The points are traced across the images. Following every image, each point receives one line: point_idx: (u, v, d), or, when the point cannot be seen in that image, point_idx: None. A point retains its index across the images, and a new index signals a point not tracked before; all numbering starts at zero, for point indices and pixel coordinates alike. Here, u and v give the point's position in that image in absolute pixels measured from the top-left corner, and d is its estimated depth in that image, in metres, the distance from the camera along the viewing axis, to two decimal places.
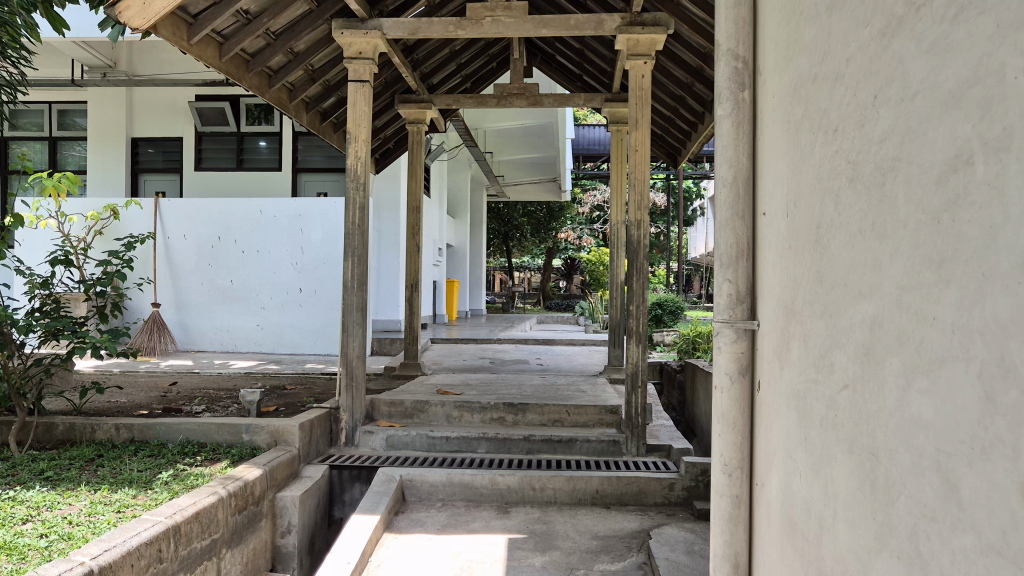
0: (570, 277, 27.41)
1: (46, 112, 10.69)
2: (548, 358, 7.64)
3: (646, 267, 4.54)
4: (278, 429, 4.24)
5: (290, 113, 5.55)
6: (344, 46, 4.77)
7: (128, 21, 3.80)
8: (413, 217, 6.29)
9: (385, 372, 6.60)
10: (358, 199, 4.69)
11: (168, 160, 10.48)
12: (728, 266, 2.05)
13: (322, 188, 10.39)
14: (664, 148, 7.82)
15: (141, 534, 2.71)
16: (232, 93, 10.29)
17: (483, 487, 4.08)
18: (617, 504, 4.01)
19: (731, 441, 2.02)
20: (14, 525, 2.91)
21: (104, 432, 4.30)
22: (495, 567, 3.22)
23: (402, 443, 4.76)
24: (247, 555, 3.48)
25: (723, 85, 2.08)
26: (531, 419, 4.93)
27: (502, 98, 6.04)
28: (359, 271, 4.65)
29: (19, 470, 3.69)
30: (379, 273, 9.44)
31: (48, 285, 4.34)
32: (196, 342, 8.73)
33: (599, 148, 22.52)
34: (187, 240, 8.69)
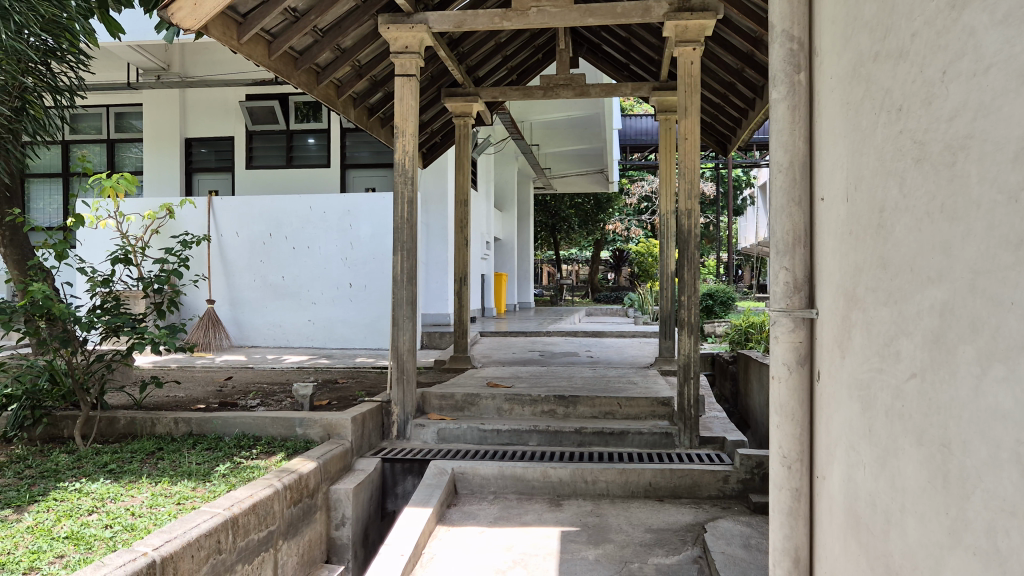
0: (619, 268, 27.23)
1: (104, 116, 11.00)
2: (598, 350, 7.59)
3: (698, 257, 4.46)
4: (331, 423, 4.28)
5: (339, 109, 5.60)
6: (391, 40, 4.78)
7: (179, 22, 3.85)
8: (461, 211, 6.30)
9: (435, 365, 6.64)
10: (407, 193, 4.70)
11: (221, 160, 10.67)
12: (784, 254, 2.00)
13: (370, 184, 10.47)
14: (712, 136, 7.70)
15: (200, 526, 2.77)
16: (281, 92, 10.42)
17: (534, 479, 4.07)
18: (670, 496, 3.97)
19: (789, 432, 1.98)
20: (80, 516, 2.99)
21: (163, 426, 4.39)
22: (548, 561, 3.20)
23: (453, 436, 4.78)
24: (303, 547, 3.52)
25: (778, 67, 2.02)
26: (582, 411, 4.90)
27: (548, 90, 6.00)
28: (408, 266, 4.68)
29: (84, 463, 3.80)
30: (428, 267, 9.50)
31: (109, 282, 4.45)
32: (250, 337, 8.90)
33: (645, 138, 22.37)
34: (240, 238, 8.84)
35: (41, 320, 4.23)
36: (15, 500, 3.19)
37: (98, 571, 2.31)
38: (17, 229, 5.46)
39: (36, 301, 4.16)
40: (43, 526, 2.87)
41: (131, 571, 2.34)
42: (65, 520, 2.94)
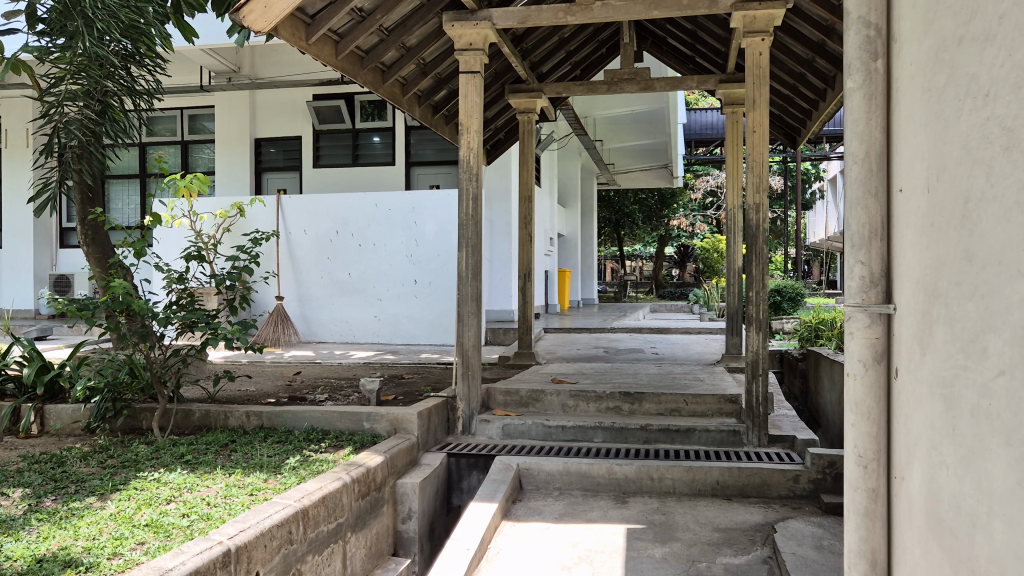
0: (684, 264, 26.90)
1: (178, 118, 11.36)
2: (664, 347, 7.51)
3: (767, 251, 4.37)
4: (397, 418, 4.33)
5: (403, 107, 5.66)
6: (455, 38, 4.80)
7: (251, 25, 3.94)
8: (525, 207, 6.30)
9: (500, 361, 6.65)
10: (472, 189, 4.72)
11: (289, 159, 10.90)
12: (860, 248, 1.95)
13: (435, 181, 10.55)
14: (781, 128, 7.55)
15: (273, 516, 2.84)
16: (347, 91, 10.57)
17: (600, 476, 4.05)
18: (739, 496, 3.91)
19: (865, 431, 1.92)
20: (159, 505, 3.10)
21: (237, 419, 4.51)
22: (614, 558, 3.18)
23: (517, 432, 4.79)
24: (371, 539, 3.58)
25: (854, 54, 1.96)
26: (647, 408, 4.85)
27: (613, 84, 5.96)
28: (473, 261, 4.70)
29: (162, 453, 3.93)
30: (492, 264, 9.54)
31: (184, 279, 4.57)
32: (318, 333, 9.08)
33: (710, 132, 22.05)
34: (308, 236, 9.00)
35: (121, 315, 4.39)
36: (98, 489, 3.32)
37: (177, 558, 2.40)
38: (99, 228, 5.68)
39: (117, 298, 4.31)
40: (125, 513, 2.97)
41: (208, 559, 2.42)
42: (145, 508, 3.05)
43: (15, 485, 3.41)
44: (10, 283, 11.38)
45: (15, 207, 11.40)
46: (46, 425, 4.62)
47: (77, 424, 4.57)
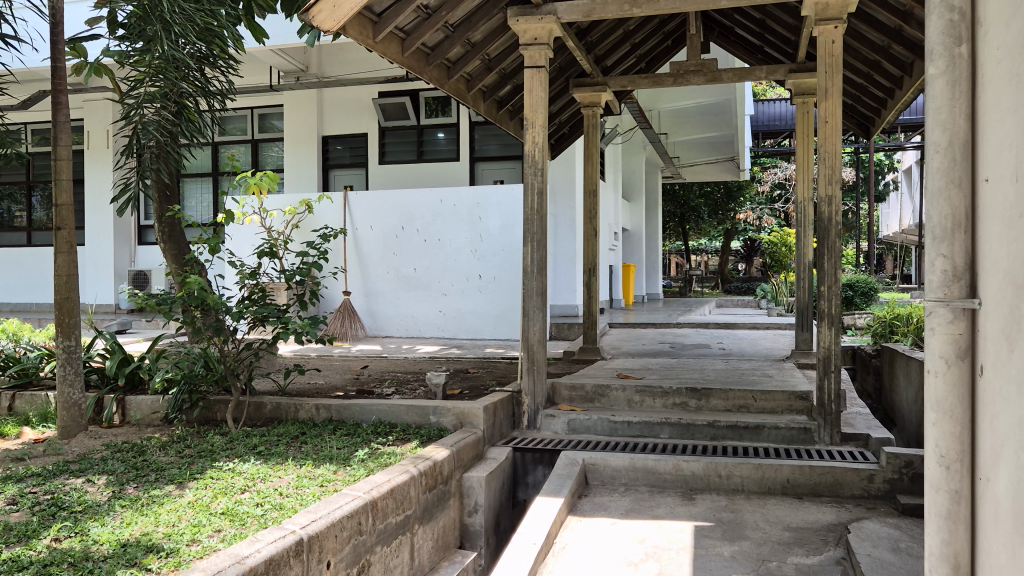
0: (750, 258, 26.43)
1: (248, 117, 11.65)
2: (731, 342, 7.39)
3: (840, 245, 4.25)
4: (463, 412, 4.37)
5: (469, 103, 5.69)
6: (520, 33, 4.79)
7: (320, 25, 4.00)
8: (590, 201, 6.27)
9: (565, 356, 6.65)
10: (537, 184, 4.73)
11: (355, 155, 11.07)
12: (942, 240, 1.88)
13: (498, 176, 10.59)
14: (854, 119, 7.36)
15: (343, 507, 2.89)
16: (412, 88, 10.67)
17: (667, 472, 4.02)
18: (810, 495, 3.82)
19: (948, 430, 1.86)
20: (234, 494, 3.18)
21: (306, 411, 4.60)
22: (682, 555, 3.16)
23: (583, 427, 4.78)
24: (438, 531, 3.62)
25: (936, 39, 1.88)
26: (715, 404, 4.79)
27: (678, 76, 5.88)
28: (538, 256, 4.70)
29: (236, 444, 4.04)
30: (556, 259, 9.53)
31: (256, 274, 4.67)
32: (384, 328, 9.20)
33: (779, 123, 21.58)
34: (374, 231, 9.13)
35: (197, 310, 4.52)
36: (176, 477, 3.44)
37: (253, 545, 2.46)
38: (175, 224, 5.87)
39: (193, 293, 4.45)
40: (202, 502, 3.07)
41: (282, 547, 2.48)
42: (222, 497, 3.14)
43: (100, 472, 3.55)
44: (92, 279, 11.84)
45: (97, 206, 11.86)
46: (127, 415, 4.79)
47: (156, 415, 4.73)
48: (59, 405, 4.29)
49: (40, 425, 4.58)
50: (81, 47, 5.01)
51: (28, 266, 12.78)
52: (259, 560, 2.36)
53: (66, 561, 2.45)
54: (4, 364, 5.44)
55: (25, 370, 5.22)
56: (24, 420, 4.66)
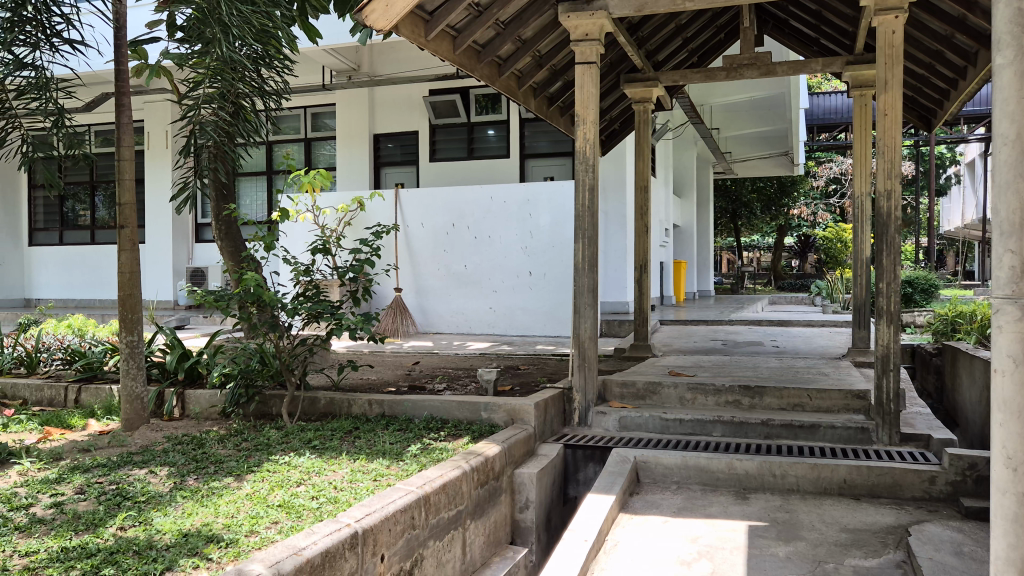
0: (804, 255, 25.95)
1: (301, 116, 11.83)
2: (785, 340, 7.28)
3: (899, 240, 4.15)
4: (514, 409, 4.37)
5: (520, 100, 5.69)
6: (571, 29, 4.78)
7: (372, 24, 4.04)
8: (641, 198, 6.24)
9: (615, 353, 6.62)
10: (588, 180, 4.72)
11: (406, 153, 11.17)
12: (1010, 235, 1.82)
13: (549, 172, 10.61)
14: (915, 111, 7.17)
15: (397, 502, 2.92)
16: (462, 86, 10.71)
17: (719, 471, 3.98)
18: (868, 496, 3.74)
19: (1015, 431, 1.80)
20: (290, 487, 3.24)
21: (359, 407, 4.66)
22: (736, 554, 3.12)
23: (634, 425, 4.76)
24: (490, 527, 3.64)
25: (1004, 29, 1.82)
26: (769, 403, 4.73)
27: (732, 70, 5.81)
28: (590, 253, 4.69)
29: (291, 438, 4.12)
30: (607, 255, 9.49)
31: (310, 271, 4.74)
32: (435, 324, 9.27)
33: (834, 117, 21.16)
34: (425, 228, 9.20)
35: (253, 306, 4.61)
36: (235, 470, 3.52)
37: (309, 537, 2.51)
38: (232, 222, 6.01)
39: (249, 290, 4.53)
40: (260, 494, 3.13)
41: (338, 540, 2.52)
42: (278, 490, 3.20)
43: (161, 464, 3.65)
44: (152, 276, 12.16)
45: (157, 205, 12.17)
46: (187, 409, 4.92)
47: (214, 409, 4.84)
48: (123, 398, 4.42)
49: (104, 417, 4.72)
50: (143, 50, 5.12)
51: (92, 264, 13.18)
52: (316, 552, 2.40)
53: (131, 549, 2.52)
54: (70, 358, 5.62)
55: (91, 364, 5.39)
56: (89, 412, 4.81)
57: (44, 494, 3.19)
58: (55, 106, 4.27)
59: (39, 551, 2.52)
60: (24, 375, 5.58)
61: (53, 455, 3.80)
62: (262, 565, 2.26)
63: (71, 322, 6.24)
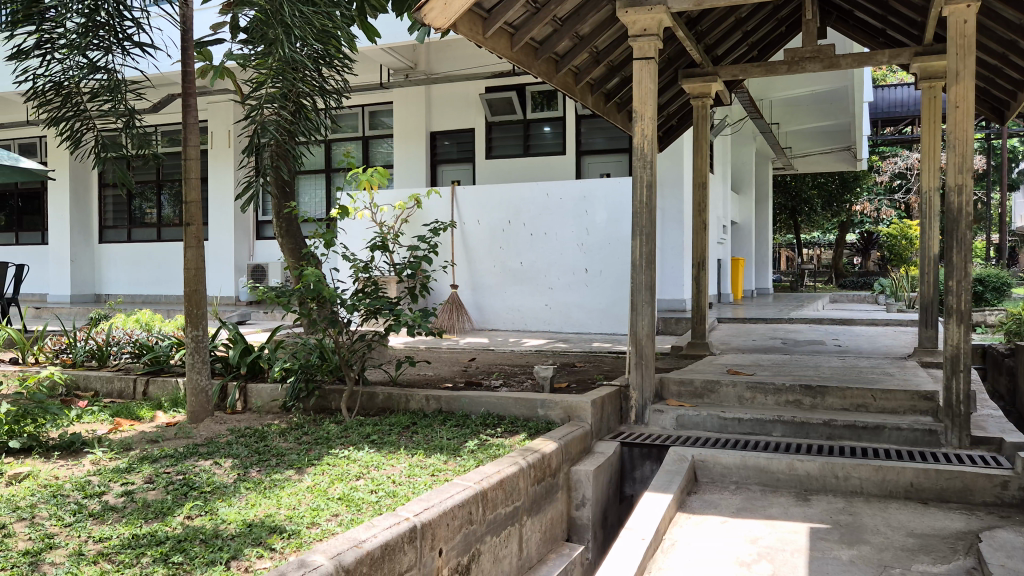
0: (867, 252, 25.35)
1: (360, 115, 11.99)
2: (848, 338, 7.13)
3: (971, 237, 4.02)
4: (571, 406, 4.36)
5: (577, 97, 5.67)
6: (629, 24, 4.74)
7: (431, 22, 4.07)
8: (699, 194, 6.16)
9: (672, 351, 6.57)
10: (646, 177, 4.68)
11: (462, 151, 11.23)
12: None
13: (605, 169, 10.56)
14: (987, 102, 6.93)
15: (455, 496, 2.95)
16: (518, 83, 10.72)
17: (780, 472, 3.92)
18: (936, 500, 3.64)
19: None
20: (350, 480, 3.29)
21: (417, 402, 4.71)
22: (797, 556, 3.07)
23: (692, 424, 4.71)
24: (546, 523, 3.65)
25: None
26: (831, 403, 4.63)
27: (793, 64, 5.69)
28: (647, 250, 4.65)
29: (350, 432, 4.18)
30: (664, 252, 9.40)
31: (369, 267, 4.79)
32: (491, 321, 9.31)
33: (899, 110, 20.65)
34: (481, 226, 9.24)
35: (313, 302, 4.68)
36: (296, 462, 3.58)
37: (369, 530, 2.54)
38: (292, 220, 6.12)
39: (310, 286, 4.61)
40: (320, 487, 3.19)
41: (397, 533, 2.55)
42: (338, 483, 3.25)
43: (225, 456, 3.74)
44: (215, 272, 12.47)
45: (220, 203, 12.47)
46: (249, 402, 5.02)
47: (275, 403, 4.93)
48: (189, 391, 4.54)
49: (171, 410, 4.86)
50: (208, 52, 5.25)
51: (158, 261, 13.55)
52: (376, 545, 2.43)
53: (198, 538, 2.60)
54: (139, 351, 5.80)
55: (158, 357, 5.56)
56: (157, 404, 4.96)
57: (116, 482, 3.29)
58: (126, 108, 4.42)
59: (112, 537, 2.61)
60: (96, 368, 5.78)
61: (123, 445, 3.93)
62: (323, 556, 2.30)
63: (139, 317, 6.42)
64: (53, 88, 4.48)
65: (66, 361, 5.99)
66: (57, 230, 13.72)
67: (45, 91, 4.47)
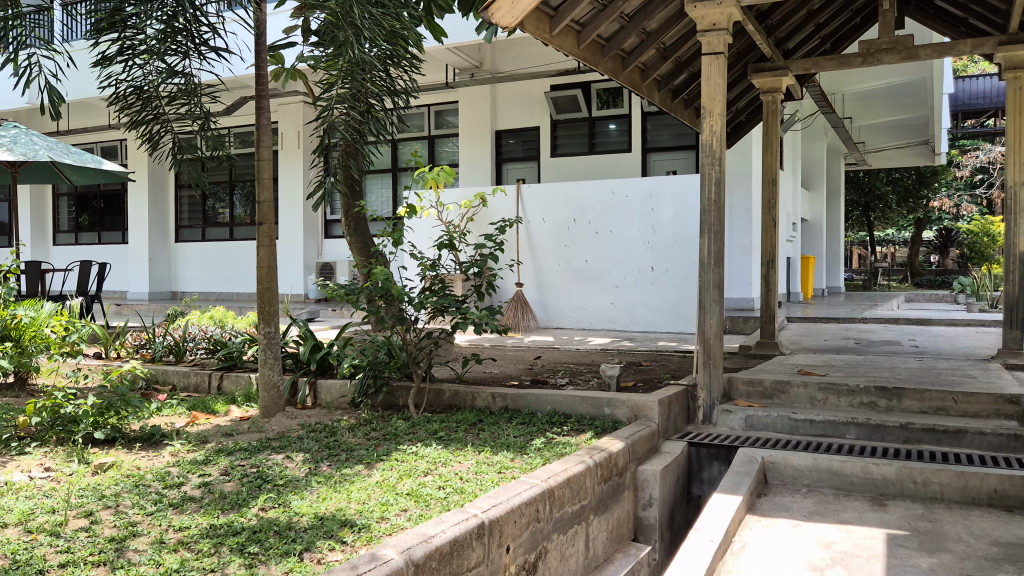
0: (946, 249, 24.49)
1: (426, 114, 12.12)
2: (925, 339, 6.92)
3: None
4: (638, 405, 4.33)
5: (644, 94, 5.63)
6: (698, 19, 4.68)
7: (498, 21, 4.08)
8: (769, 191, 6.05)
9: (741, 351, 6.46)
10: (715, 174, 4.61)
11: (528, 149, 11.26)
12: None
13: (672, 166, 10.46)
14: None
15: (522, 494, 2.95)
16: (584, 80, 10.68)
17: (854, 475, 3.82)
18: (1022, 509, 3.49)
19: None
20: (418, 476, 3.33)
21: (483, 399, 4.74)
22: (873, 563, 2.99)
23: (761, 425, 4.62)
24: (613, 523, 3.63)
25: None
26: (908, 405, 4.49)
27: (869, 56, 5.54)
28: (716, 247, 4.58)
29: (418, 429, 4.23)
30: (731, 250, 9.26)
31: (436, 266, 4.83)
32: (556, 319, 9.29)
33: (982, 101, 19.89)
34: (547, 224, 9.23)
35: (381, 300, 4.74)
36: (364, 458, 3.64)
37: (438, 526, 2.56)
38: (360, 218, 6.23)
39: (377, 284, 4.68)
40: (389, 482, 3.23)
41: (466, 529, 2.57)
42: (406, 478, 3.29)
43: (297, 450, 3.83)
44: (287, 270, 12.78)
45: (290, 203, 12.76)
46: (318, 398, 5.12)
47: (344, 399, 5.01)
48: (261, 385, 4.65)
49: (244, 404, 4.99)
50: (280, 55, 5.37)
51: (231, 259, 13.94)
52: (445, 540, 2.45)
53: (272, 529, 2.66)
54: (213, 347, 5.97)
55: (231, 353, 5.71)
56: (231, 399, 5.10)
57: (194, 474, 3.40)
58: (202, 110, 4.62)
59: (190, 526, 2.69)
60: (173, 363, 5.98)
61: (200, 438, 4.05)
62: (394, 550, 2.33)
63: (213, 314, 6.61)
64: (134, 92, 4.64)
65: (145, 356, 6.21)
66: (136, 229, 14.25)
67: (126, 95, 4.64)
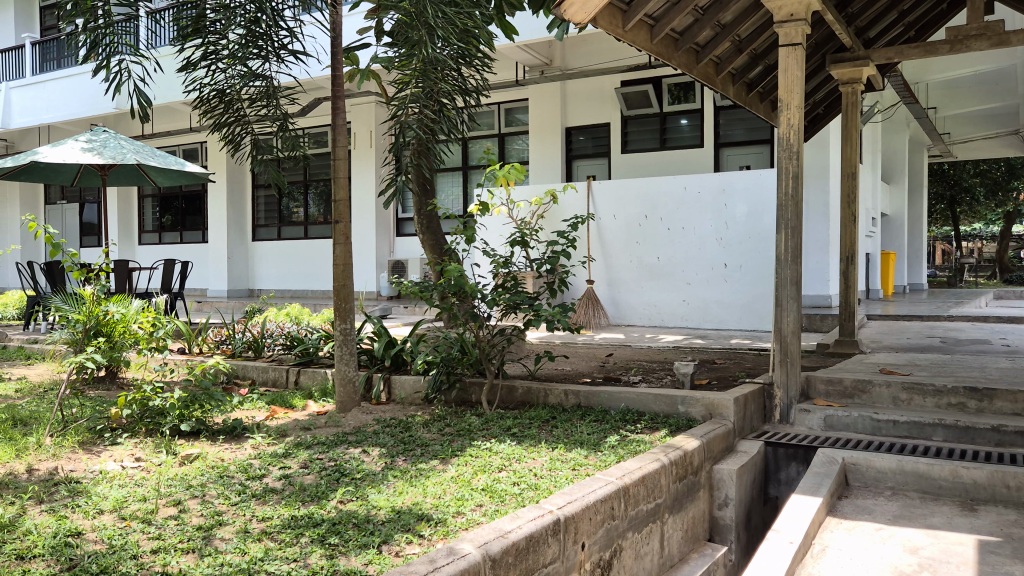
0: None
1: (495, 112, 12.18)
2: (1017, 337, 6.62)
3: None
4: (713, 403, 4.26)
5: (718, 87, 5.53)
6: (775, 10, 4.57)
7: (571, 17, 4.06)
8: (848, 184, 5.89)
9: (819, 349, 6.30)
10: (792, 168, 4.51)
11: (598, 146, 11.20)
12: None
13: (745, 161, 10.26)
14: None
15: (597, 491, 2.95)
16: (655, 76, 10.60)
17: (942, 479, 3.69)
18: None
19: None
20: (492, 472, 3.35)
21: (556, 396, 4.73)
22: (964, 569, 2.88)
23: (842, 425, 4.50)
24: (688, 523, 3.58)
25: None
26: (999, 407, 4.31)
27: (957, 43, 5.34)
28: (793, 244, 4.48)
29: (491, 425, 4.25)
30: (808, 246, 9.03)
31: (509, 263, 4.84)
32: (627, 316, 9.23)
33: None
34: (618, 220, 9.18)
35: (454, 298, 4.77)
36: (439, 453, 3.68)
37: (514, 522, 2.57)
38: (432, 216, 6.29)
39: (450, 281, 4.71)
40: (464, 477, 3.26)
41: (541, 526, 2.56)
42: (481, 474, 3.31)
43: (373, 445, 3.89)
44: (360, 267, 13.00)
45: (363, 201, 12.98)
46: (393, 393, 5.20)
47: (418, 394, 5.09)
48: (337, 380, 4.74)
49: (321, 399, 5.09)
50: (354, 56, 5.46)
51: (306, 256, 14.26)
52: (521, 536, 2.46)
53: (351, 522, 2.71)
54: (290, 343, 6.10)
55: (308, 349, 5.82)
56: (309, 394, 5.22)
57: (275, 466, 3.49)
58: (281, 111, 4.71)
59: (273, 517, 2.77)
60: (252, 358, 6.14)
61: (279, 432, 4.16)
62: (471, 545, 2.35)
63: (289, 311, 6.75)
64: (216, 95, 4.72)
65: (226, 352, 6.40)
66: (216, 229, 14.70)
67: (209, 98, 4.73)
